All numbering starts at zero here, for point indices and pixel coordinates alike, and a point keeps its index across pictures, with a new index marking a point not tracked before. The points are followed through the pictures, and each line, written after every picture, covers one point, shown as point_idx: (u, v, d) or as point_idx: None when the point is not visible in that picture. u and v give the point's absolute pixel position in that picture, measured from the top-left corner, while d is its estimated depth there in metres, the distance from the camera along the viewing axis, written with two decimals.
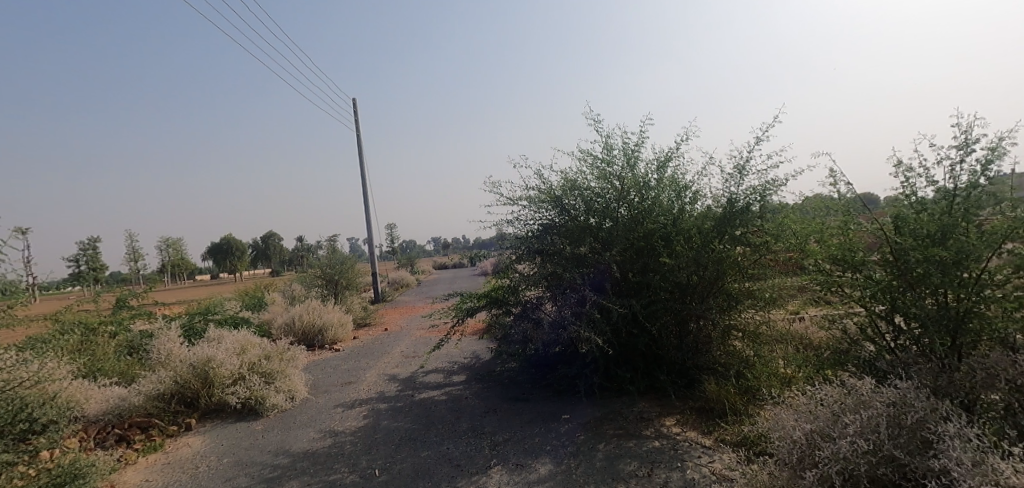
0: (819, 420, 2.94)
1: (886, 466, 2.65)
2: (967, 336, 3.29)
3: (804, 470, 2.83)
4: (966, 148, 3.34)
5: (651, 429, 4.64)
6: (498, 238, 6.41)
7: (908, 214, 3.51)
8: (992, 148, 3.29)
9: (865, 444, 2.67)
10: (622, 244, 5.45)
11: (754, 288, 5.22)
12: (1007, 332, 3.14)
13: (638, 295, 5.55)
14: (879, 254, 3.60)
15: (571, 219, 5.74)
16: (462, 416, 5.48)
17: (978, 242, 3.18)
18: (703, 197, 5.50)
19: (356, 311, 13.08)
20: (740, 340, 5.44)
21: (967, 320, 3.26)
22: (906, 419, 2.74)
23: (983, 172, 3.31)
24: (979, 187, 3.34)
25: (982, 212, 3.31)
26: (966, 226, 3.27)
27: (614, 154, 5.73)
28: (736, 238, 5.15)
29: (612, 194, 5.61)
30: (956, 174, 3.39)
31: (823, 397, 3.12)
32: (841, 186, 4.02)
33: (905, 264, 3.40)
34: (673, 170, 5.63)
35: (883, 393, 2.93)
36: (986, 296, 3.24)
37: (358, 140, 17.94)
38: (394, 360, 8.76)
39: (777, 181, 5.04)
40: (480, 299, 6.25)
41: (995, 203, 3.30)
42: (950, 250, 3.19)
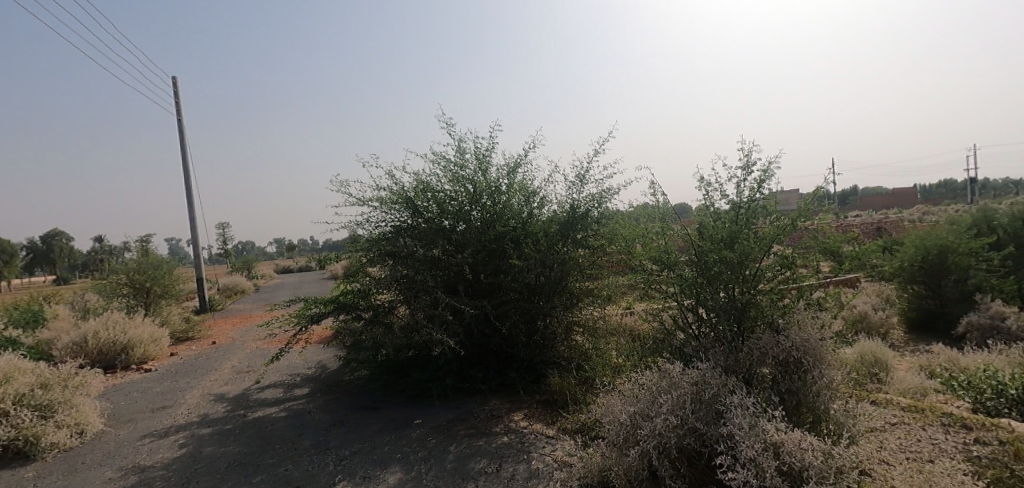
0: (640, 402, 3.32)
1: (690, 436, 3.12)
2: (748, 322, 4.01)
3: (628, 448, 3.20)
4: (747, 169, 4.08)
5: (500, 425, 4.80)
6: (348, 240, 6.14)
7: (708, 221, 4.18)
8: (764, 170, 4.07)
9: (675, 420, 3.09)
10: (474, 247, 5.54)
11: (593, 287, 5.77)
12: (773, 317, 3.93)
13: (490, 296, 5.70)
14: (688, 255, 4.23)
15: (424, 221, 5.71)
16: (305, 433, 5.05)
17: (754, 245, 3.96)
18: (549, 203, 5.86)
19: (175, 324, 11.27)
20: (581, 334, 5.95)
21: (748, 310, 4.01)
22: (704, 394, 3.24)
23: (758, 190, 4.07)
24: (756, 201, 4.09)
25: (759, 222, 4.07)
26: (747, 233, 4.01)
27: (467, 158, 5.85)
28: (577, 241, 5.66)
29: (465, 196, 5.72)
30: (741, 190, 4.11)
31: (644, 382, 3.53)
32: (659, 196, 4.60)
33: (705, 264, 4.08)
34: (522, 176, 5.93)
35: (689, 373, 3.42)
36: (761, 290, 4.03)
37: (181, 129, 15.62)
38: (223, 376, 7.74)
39: (611, 190, 5.63)
40: (326, 305, 5.90)
41: (767, 214, 4.08)
42: (736, 252, 3.93)
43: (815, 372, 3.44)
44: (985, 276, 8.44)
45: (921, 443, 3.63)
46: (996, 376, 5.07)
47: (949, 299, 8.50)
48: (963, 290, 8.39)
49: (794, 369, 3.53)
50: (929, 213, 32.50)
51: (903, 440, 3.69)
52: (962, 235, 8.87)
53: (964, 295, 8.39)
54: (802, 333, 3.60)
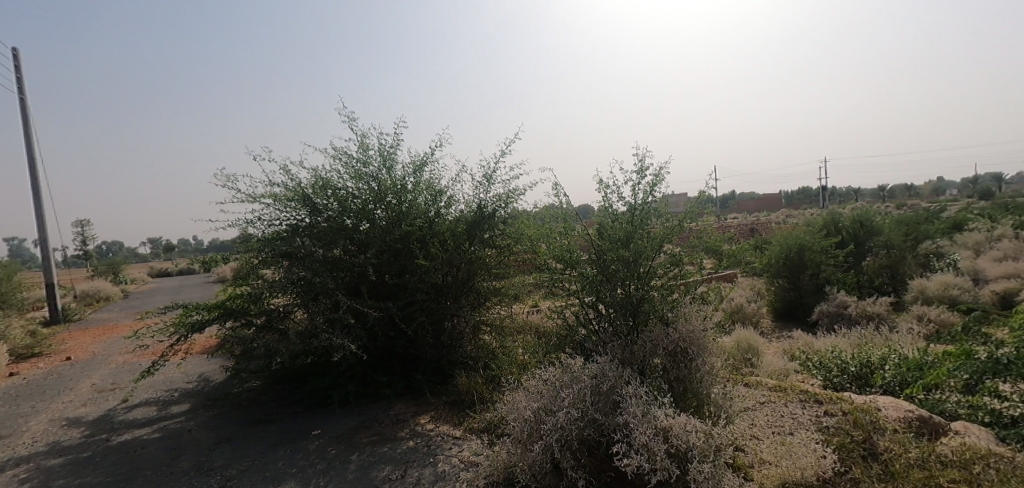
0: (544, 398, 3.41)
1: (589, 427, 3.27)
2: (642, 316, 4.30)
3: (532, 443, 3.27)
4: (641, 173, 4.35)
5: (406, 429, 4.67)
6: (236, 240, 5.63)
7: (607, 222, 4.40)
8: (657, 174, 4.37)
9: (576, 413, 3.21)
10: (379, 246, 5.34)
11: (500, 286, 5.83)
12: (663, 311, 4.25)
13: (395, 297, 5.53)
14: (588, 254, 4.44)
15: (323, 220, 5.40)
16: (183, 454, 4.53)
17: (647, 244, 4.25)
18: (457, 203, 5.82)
19: (16, 338, 9.58)
20: (488, 333, 5.99)
21: (642, 304, 4.30)
22: (603, 386, 3.40)
23: (651, 193, 4.36)
24: (650, 204, 4.37)
25: (652, 222, 4.36)
26: (641, 233, 4.29)
27: (370, 154, 5.62)
28: (485, 241, 5.69)
29: (368, 195, 5.49)
30: (636, 192, 4.37)
31: (547, 377, 3.63)
32: (562, 198, 4.75)
33: (604, 263, 4.31)
34: (429, 175, 5.83)
35: (589, 367, 3.58)
36: (653, 285, 4.34)
37: (26, 110, 13.35)
38: (80, 397, 6.71)
39: (517, 191, 5.72)
40: (210, 311, 5.36)
41: (659, 215, 4.39)
42: (631, 251, 4.19)
43: (699, 360, 3.76)
44: (833, 270, 9.83)
45: (783, 418, 4.14)
46: (841, 356, 5.92)
47: (806, 291, 9.77)
48: (817, 284, 9.70)
49: (682, 358, 3.83)
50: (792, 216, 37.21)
51: (770, 417, 4.17)
52: (816, 236, 10.24)
53: (817, 288, 9.69)
54: (689, 324, 3.93)
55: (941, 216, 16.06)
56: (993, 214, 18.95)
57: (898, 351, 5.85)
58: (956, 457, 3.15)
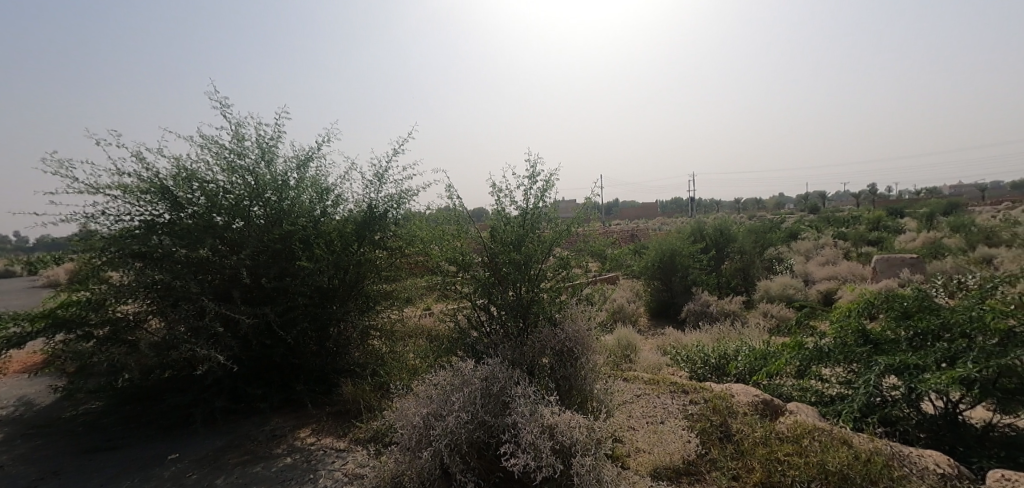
0: (433, 403, 3.35)
1: (479, 429, 3.28)
2: (531, 318, 4.43)
3: (420, 450, 3.20)
4: (533, 179, 4.49)
5: (283, 445, 4.31)
6: (71, 237, 4.78)
7: (500, 225, 4.48)
8: (547, 180, 4.54)
9: (466, 416, 3.20)
10: (254, 247, 4.88)
11: (391, 289, 5.64)
12: (552, 312, 4.42)
13: (273, 301, 5.08)
14: (481, 257, 4.48)
15: (187, 216, 4.80)
16: None
17: (537, 247, 4.39)
18: (345, 202, 5.53)
19: None
20: (378, 339, 5.75)
21: (532, 306, 4.43)
22: (493, 388, 3.43)
23: (542, 198, 4.52)
24: (540, 209, 4.53)
25: (542, 226, 4.52)
26: (531, 237, 4.43)
27: (246, 145, 5.12)
28: (375, 242, 5.48)
29: (243, 190, 5.00)
30: (527, 197, 4.50)
31: (438, 382, 3.58)
32: (456, 200, 4.72)
33: (496, 265, 4.38)
34: (314, 171, 5.46)
35: (480, 370, 3.59)
36: (542, 288, 4.48)
37: None
38: None
39: (410, 191, 5.60)
40: (34, 322, 4.48)
41: (549, 220, 4.55)
42: (522, 254, 4.30)
43: (583, 359, 3.97)
44: (698, 273, 11.01)
45: (656, 408, 4.53)
46: (703, 350, 6.64)
47: (676, 291, 10.81)
48: (685, 285, 10.78)
49: (568, 357, 4.01)
50: (666, 223, 41.04)
51: (645, 408, 4.54)
52: (685, 242, 11.39)
53: (686, 288, 10.78)
54: (575, 325, 4.13)
55: (781, 226, 18.81)
56: (818, 226, 22.64)
57: (748, 343, 6.71)
58: (790, 432, 3.68)
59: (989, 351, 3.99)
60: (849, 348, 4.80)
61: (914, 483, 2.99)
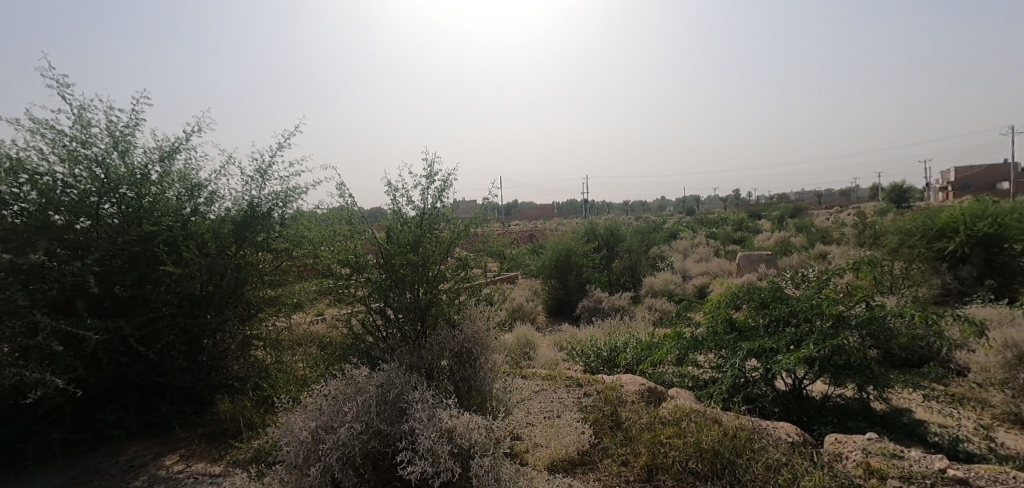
0: (323, 415, 3.15)
1: (374, 439, 3.14)
2: (429, 320, 4.33)
3: (308, 467, 2.99)
4: (430, 178, 4.39)
5: (143, 477, 3.76)
6: None
7: (396, 225, 4.33)
8: (444, 180, 4.48)
9: (360, 426, 3.05)
10: (105, 250, 4.21)
11: (276, 295, 5.19)
12: (450, 314, 4.36)
13: (129, 312, 4.41)
14: (376, 258, 4.30)
15: (12, 214, 4.00)
16: None
17: (435, 248, 4.30)
18: (221, 199, 4.97)
19: None
20: (261, 349, 5.27)
21: (430, 308, 4.34)
22: (388, 394, 3.30)
23: (439, 198, 4.45)
24: (438, 209, 4.45)
25: (440, 227, 4.45)
26: (429, 237, 4.34)
27: (93, 132, 4.40)
28: (257, 243, 4.99)
29: (89, 184, 4.29)
30: (425, 197, 4.40)
31: (328, 391, 3.36)
32: (348, 199, 4.48)
33: (391, 267, 4.22)
34: (182, 164, 4.85)
35: (374, 376, 3.43)
36: (441, 289, 4.41)
37: None
38: None
39: (297, 189, 5.19)
40: None
41: (447, 220, 4.49)
42: (418, 255, 4.20)
43: (482, 359, 3.97)
44: (591, 271, 11.63)
45: (553, 403, 4.68)
46: (596, 344, 7.01)
47: (571, 289, 11.31)
48: (580, 283, 11.33)
49: (466, 358, 3.99)
50: (561, 223, 42.88)
51: (543, 403, 4.67)
52: (579, 242, 11.97)
53: (580, 286, 11.32)
54: (473, 325, 4.12)
55: (662, 227, 20.56)
56: (693, 227, 25.12)
57: (636, 336, 7.21)
58: (671, 416, 4.01)
59: (824, 333, 4.70)
60: (719, 336, 5.36)
61: (770, 453, 3.41)
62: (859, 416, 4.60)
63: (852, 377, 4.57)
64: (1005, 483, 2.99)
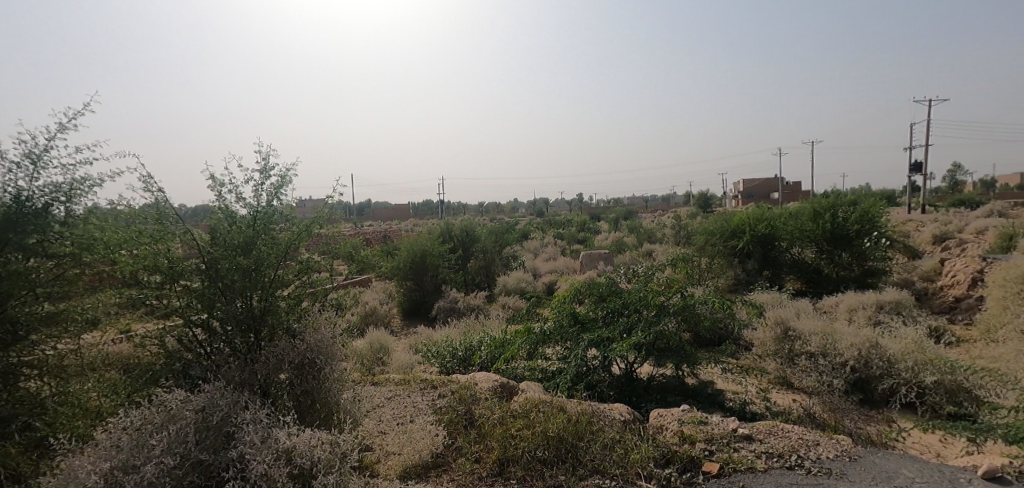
0: (121, 453, 2.66)
1: (193, 472, 2.71)
2: (265, 330, 3.90)
3: None
4: (264, 172, 3.95)
5: None
6: None
7: (223, 225, 3.81)
8: (282, 175, 4.06)
9: (172, 460, 2.63)
10: None
11: None
12: (290, 323, 3.96)
13: None
14: (197, 262, 3.75)
15: None
16: None
17: (270, 250, 3.87)
18: None
19: None
20: None
21: (266, 316, 3.90)
22: (211, 419, 2.88)
23: (276, 195, 4.02)
24: (274, 207, 4.03)
25: (277, 226, 4.03)
26: (263, 238, 3.89)
27: None
28: (25, 247, 3.26)
29: None
30: (258, 193, 3.94)
31: (129, 422, 2.83)
32: (158, 194, 3.78)
33: (216, 272, 3.69)
34: None
35: (193, 400, 2.96)
36: (279, 295, 3.99)
37: None
38: None
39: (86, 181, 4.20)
40: None
41: (285, 219, 4.08)
42: (250, 258, 3.73)
43: (327, 370, 3.71)
44: (447, 272, 11.64)
45: (407, 408, 4.56)
46: (451, 343, 7.04)
47: (427, 290, 11.19)
48: (436, 283, 11.26)
49: (309, 370, 3.68)
50: (418, 224, 42.21)
51: (395, 409, 4.52)
52: (434, 243, 11.89)
53: (436, 287, 11.26)
54: (317, 333, 3.78)
55: (515, 227, 21.48)
56: (542, 228, 26.73)
57: (490, 333, 7.40)
58: (521, 409, 4.19)
59: (650, 322, 5.38)
60: (564, 330, 5.78)
61: (607, 433, 3.77)
62: (676, 392, 5.35)
63: (671, 358, 5.29)
64: (776, 434, 3.73)
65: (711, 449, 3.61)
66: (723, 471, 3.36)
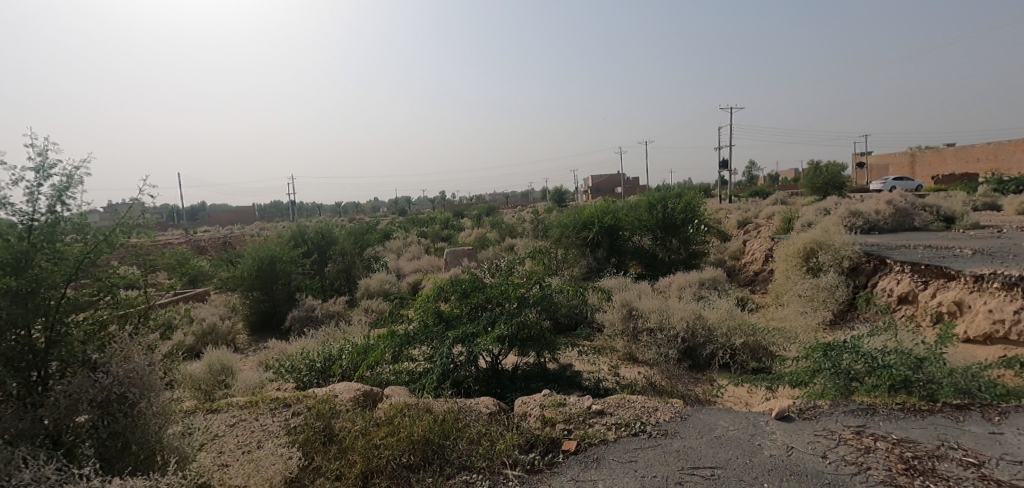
0: None
1: None
2: (51, 367, 3.15)
3: None
4: (41, 171, 3.17)
5: None
6: None
7: None
8: (67, 176, 3.31)
9: None
10: None
11: None
12: (87, 354, 3.23)
13: None
14: None
15: None
16: None
17: (55, 268, 3.11)
18: None
19: None
20: None
21: (52, 350, 3.14)
22: None
23: (61, 200, 3.26)
24: (60, 215, 3.25)
25: (65, 238, 3.23)
26: (43, 253, 3.09)
27: None
28: None
29: None
30: (34, 197, 3.15)
31: None
32: None
33: None
34: None
35: None
36: (70, 322, 3.24)
37: None
38: None
39: None
40: None
41: (76, 229, 3.29)
42: (22, 278, 2.93)
43: (144, 404, 3.13)
44: (301, 278, 10.72)
45: (254, 433, 4.08)
46: (307, 355, 6.49)
47: (278, 300, 10.18)
48: (288, 292, 10.29)
49: (117, 408, 3.07)
50: (266, 227, 38.27)
51: (240, 437, 4.02)
52: (284, 248, 10.85)
53: (289, 296, 10.31)
54: (127, 363, 3.15)
55: (376, 228, 20.64)
56: (406, 227, 26.11)
57: (351, 340, 7.00)
58: (385, 416, 4.02)
59: (511, 314, 5.57)
60: (429, 329, 5.70)
61: (473, 427, 3.79)
62: (538, 378, 5.62)
63: (532, 347, 5.53)
64: (623, 406, 4.12)
65: (569, 428, 3.85)
66: (580, 447, 3.61)
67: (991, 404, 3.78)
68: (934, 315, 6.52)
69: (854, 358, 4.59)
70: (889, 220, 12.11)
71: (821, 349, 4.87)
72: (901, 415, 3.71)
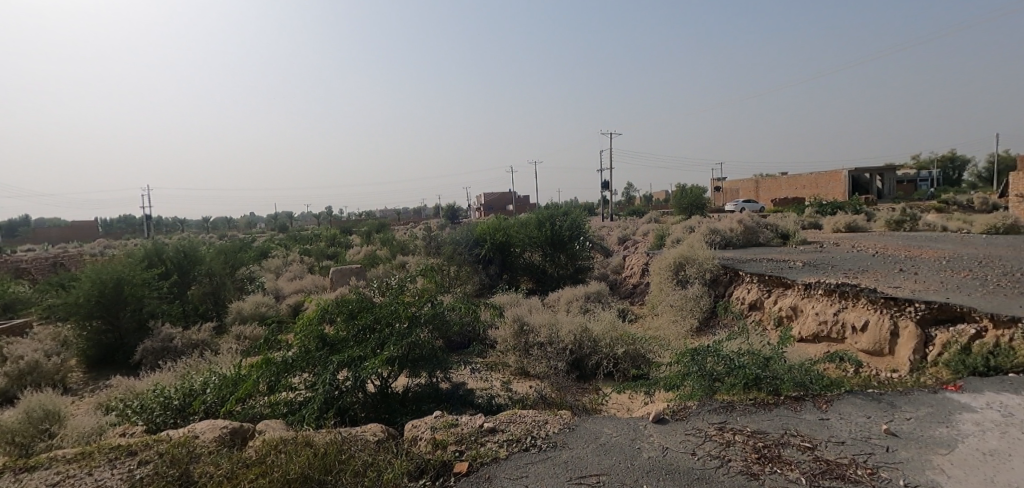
0: None
1: None
2: None
3: None
4: None
5: None
6: None
7: None
8: None
9: None
10: None
11: None
12: None
13: None
14: None
15: None
16: None
17: None
18: None
19: None
20: None
21: None
22: None
23: None
24: None
25: None
26: None
27: None
28: None
29: None
30: None
31: None
32: None
33: None
34: None
35: None
36: None
37: None
38: None
39: None
40: None
41: None
42: None
43: None
44: (156, 303, 9.34)
45: None
46: (161, 391, 5.63)
47: (125, 330, 8.76)
48: (138, 320, 8.88)
49: None
50: (112, 246, 32.86)
51: None
52: (135, 269, 9.40)
53: (139, 324, 8.92)
54: None
55: (252, 245, 18.80)
56: (286, 244, 24.17)
57: (218, 372, 6.22)
58: (256, 455, 3.60)
59: (401, 335, 5.36)
60: (311, 355, 5.28)
61: (358, 458, 3.55)
62: (430, 399, 5.47)
63: (424, 367, 5.36)
64: (514, 421, 4.15)
65: (461, 449, 3.78)
66: (472, 468, 3.56)
67: (819, 393, 4.45)
68: (776, 319, 7.57)
69: (716, 360, 5.12)
70: (740, 237, 13.89)
71: (690, 354, 5.37)
72: (753, 410, 4.20)
